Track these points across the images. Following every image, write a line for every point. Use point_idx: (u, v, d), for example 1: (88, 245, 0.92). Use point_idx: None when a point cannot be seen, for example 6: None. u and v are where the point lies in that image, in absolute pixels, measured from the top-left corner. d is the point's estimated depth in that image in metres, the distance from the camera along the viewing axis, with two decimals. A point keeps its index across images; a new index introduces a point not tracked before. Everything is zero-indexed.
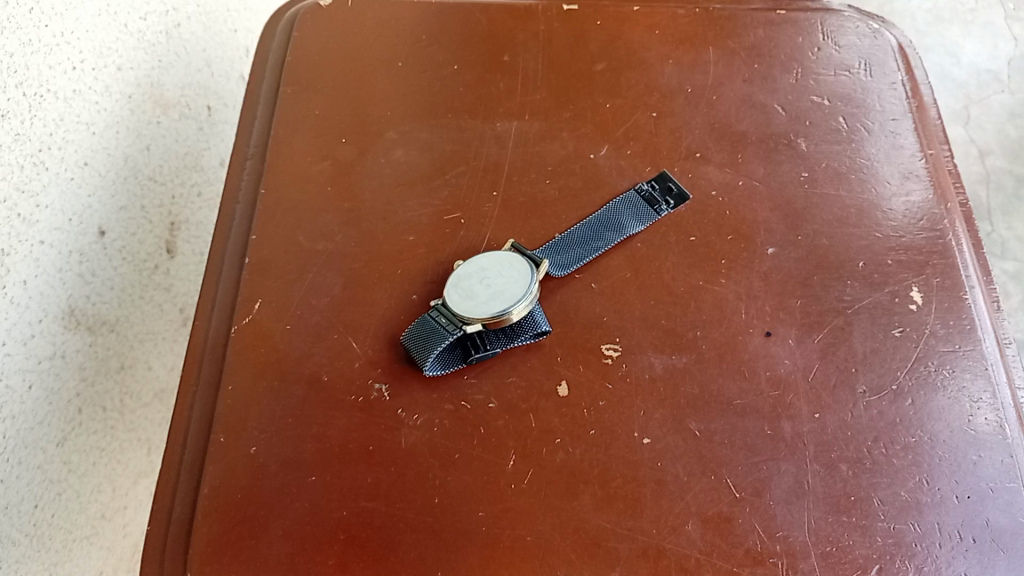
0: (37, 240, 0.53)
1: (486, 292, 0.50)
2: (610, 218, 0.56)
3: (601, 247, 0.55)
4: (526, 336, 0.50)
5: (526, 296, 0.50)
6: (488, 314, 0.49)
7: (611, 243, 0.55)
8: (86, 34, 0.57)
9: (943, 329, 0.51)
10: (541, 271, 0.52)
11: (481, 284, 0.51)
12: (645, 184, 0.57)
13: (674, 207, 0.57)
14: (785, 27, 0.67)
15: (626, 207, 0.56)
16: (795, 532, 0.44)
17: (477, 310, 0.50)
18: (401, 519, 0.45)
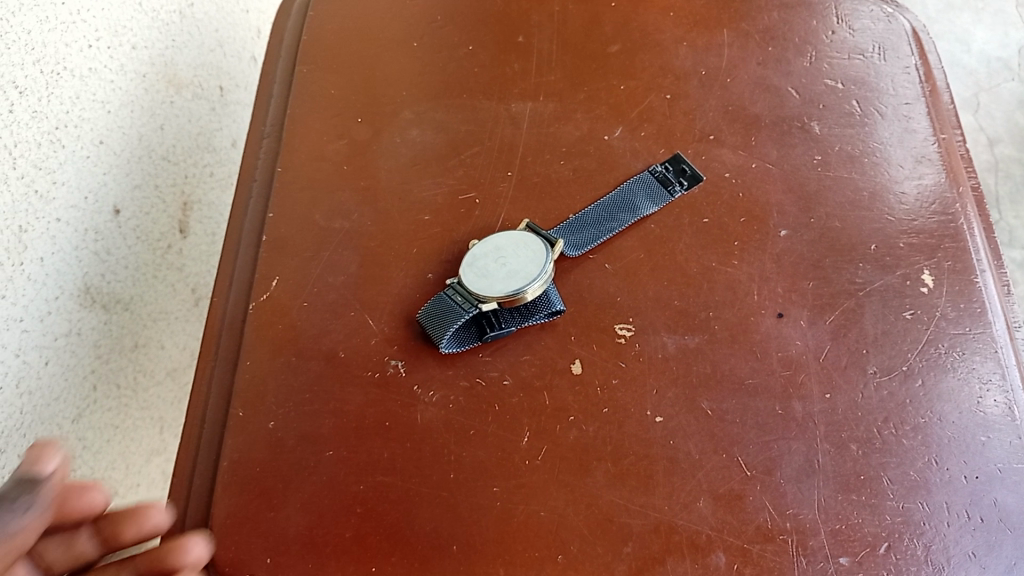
0: (53, 218, 0.54)
1: (501, 270, 0.51)
2: (624, 199, 0.56)
3: (615, 228, 0.55)
4: (539, 316, 0.51)
5: (541, 276, 0.51)
6: (503, 293, 0.50)
7: (625, 224, 0.55)
8: (101, 12, 0.57)
9: (953, 312, 0.51)
10: (556, 251, 0.53)
11: (496, 263, 0.52)
12: (659, 165, 0.58)
13: (688, 188, 0.57)
14: (799, 11, 0.67)
15: (640, 188, 0.56)
16: (805, 510, 0.45)
17: (492, 289, 0.51)
18: (417, 493, 0.46)
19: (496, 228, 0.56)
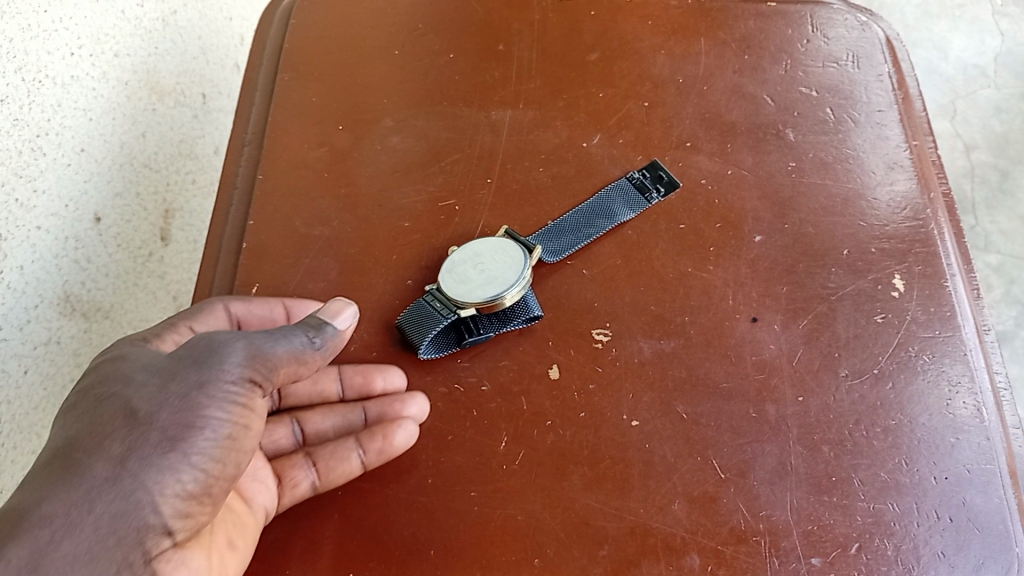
0: (34, 226, 0.54)
1: (480, 276, 0.52)
2: (601, 206, 0.57)
3: (592, 234, 0.56)
4: (518, 322, 0.51)
5: (519, 282, 0.51)
6: (480, 300, 0.51)
7: (602, 230, 0.56)
8: (83, 21, 0.58)
9: (924, 315, 0.52)
10: (534, 257, 0.53)
11: (475, 269, 0.52)
12: (637, 172, 0.59)
13: (664, 194, 0.58)
14: (775, 19, 0.68)
15: (617, 195, 0.57)
16: (777, 511, 0.46)
17: (471, 294, 0.51)
18: (395, 499, 0.47)
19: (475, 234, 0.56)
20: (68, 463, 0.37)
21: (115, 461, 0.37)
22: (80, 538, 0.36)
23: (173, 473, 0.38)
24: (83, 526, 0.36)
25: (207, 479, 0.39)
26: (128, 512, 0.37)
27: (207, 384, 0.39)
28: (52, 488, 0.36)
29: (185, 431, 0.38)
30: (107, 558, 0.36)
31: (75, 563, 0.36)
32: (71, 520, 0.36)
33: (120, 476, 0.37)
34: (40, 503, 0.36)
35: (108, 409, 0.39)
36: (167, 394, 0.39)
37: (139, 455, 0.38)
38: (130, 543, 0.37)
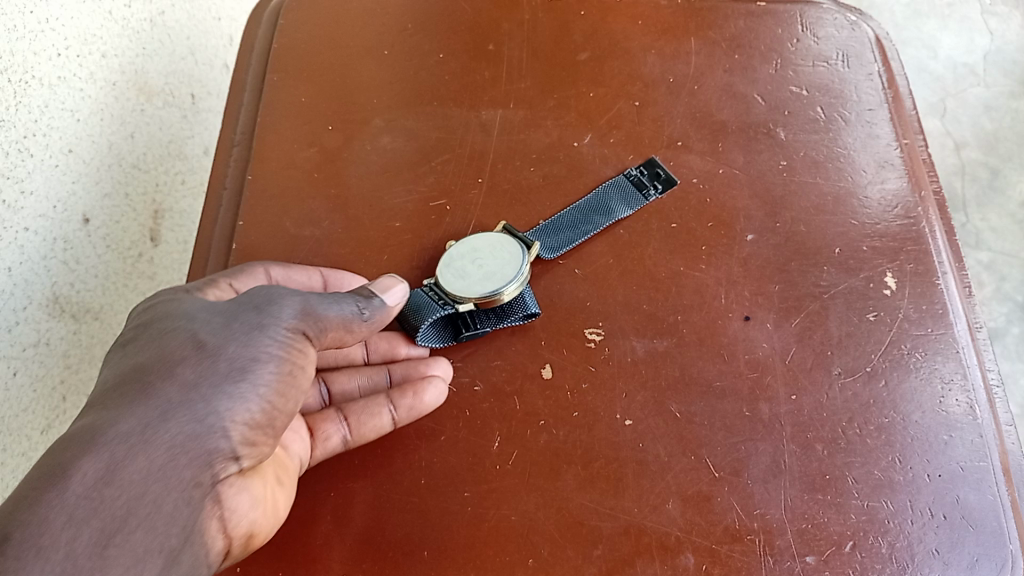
0: (22, 227, 0.53)
1: (479, 272, 0.52)
2: (599, 203, 0.57)
3: (590, 231, 0.56)
4: (515, 318, 0.51)
5: (517, 277, 0.51)
6: (480, 295, 0.51)
7: (599, 227, 0.56)
8: (70, 21, 0.57)
9: (916, 313, 0.52)
10: (533, 253, 0.53)
11: (474, 264, 0.52)
12: (634, 170, 0.59)
13: (662, 191, 0.58)
14: (765, 18, 0.68)
15: (615, 192, 0.57)
16: (772, 510, 0.46)
17: (471, 289, 0.51)
18: (388, 500, 0.46)
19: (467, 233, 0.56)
20: (140, 386, 0.39)
21: (187, 386, 0.40)
22: (155, 453, 0.37)
23: (241, 402, 0.40)
24: (157, 442, 0.38)
25: (272, 410, 0.41)
26: (200, 433, 0.39)
27: (269, 327, 0.43)
28: (125, 407, 0.38)
29: (253, 365, 0.41)
30: (179, 475, 0.38)
31: (150, 476, 0.37)
32: (145, 437, 0.37)
33: (192, 399, 0.39)
34: (118, 418, 0.37)
35: (177, 342, 0.41)
36: (232, 333, 0.42)
37: (210, 383, 0.40)
38: (200, 463, 0.39)
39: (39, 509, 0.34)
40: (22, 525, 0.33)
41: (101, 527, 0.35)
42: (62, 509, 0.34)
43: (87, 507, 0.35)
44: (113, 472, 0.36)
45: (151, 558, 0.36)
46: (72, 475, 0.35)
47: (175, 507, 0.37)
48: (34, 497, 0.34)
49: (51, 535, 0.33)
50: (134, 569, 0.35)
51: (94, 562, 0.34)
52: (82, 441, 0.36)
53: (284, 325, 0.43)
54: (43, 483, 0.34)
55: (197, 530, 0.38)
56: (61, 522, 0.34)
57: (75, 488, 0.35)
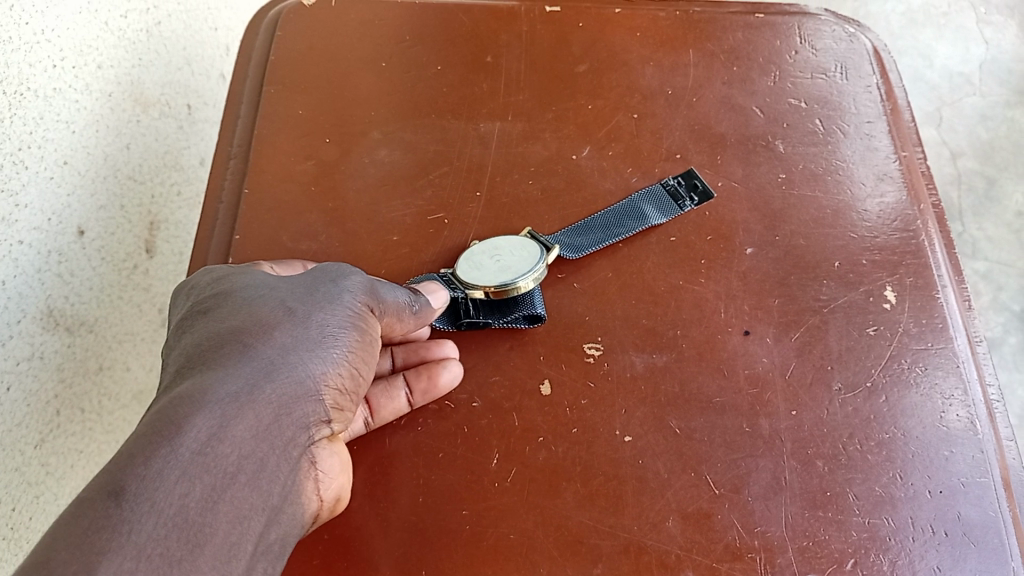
0: (17, 240, 0.53)
1: (496, 265, 0.53)
2: (632, 208, 0.57)
3: (622, 234, 0.56)
4: (517, 318, 0.52)
5: (531, 273, 0.52)
6: (495, 285, 0.52)
7: (631, 231, 0.56)
8: (66, 32, 0.57)
9: (916, 328, 0.52)
10: (551, 255, 0.54)
11: (491, 258, 0.53)
12: (672, 179, 0.58)
13: (697, 203, 0.57)
14: (763, 30, 0.68)
15: (649, 199, 0.57)
16: (772, 527, 0.45)
17: (487, 279, 0.52)
18: (386, 518, 0.46)
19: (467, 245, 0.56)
20: (237, 348, 0.39)
21: (282, 349, 0.39)
22: (260, 411, 0.37)
23: (332, 367, 0.41)
24: (262, 401, 0.37)
25: (357, 376, 0.42)
26: (297, 395, 0.39)
27: (344, 297, 0.43)
28: (226, 367, 0.37)
29: (341, 332, 0.42)
30: (282, 435, 0.37)
31: (257, 434, 0.36)
32: (251, 397, 0.37)
33: (288, 362, 0.39)
34: (222, 379, 0.37)
35: (262, 308, 0.41)
36: (315, 301, 0.42)
37: (303, 346, 0.40)
38: (299, 424, 0.38)
39: (155, 462, 0.32)
40: (136, 480, 0.32)
41: (214, 482, 0.34)
42: (177, 464, 0.33)
43: (201, 463, 0.34)
44: (224, 428, 0.35)
45: (257, 514, 0.35)
46: (185, 431, 0.34)
47: (278, 467, 0.37)
48: (148, 451, 0.33)
49: (168, 489, 0.32)
50: (241, 524, 0.34)
51: (205, 518, 0.33)
52: (188, 398, 0.35)
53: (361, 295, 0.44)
54: (154, 439, 0.33)
55: (294, 491, 0.38)
56: (177, 475, 0.33)
57: (189, 445, 0.34)
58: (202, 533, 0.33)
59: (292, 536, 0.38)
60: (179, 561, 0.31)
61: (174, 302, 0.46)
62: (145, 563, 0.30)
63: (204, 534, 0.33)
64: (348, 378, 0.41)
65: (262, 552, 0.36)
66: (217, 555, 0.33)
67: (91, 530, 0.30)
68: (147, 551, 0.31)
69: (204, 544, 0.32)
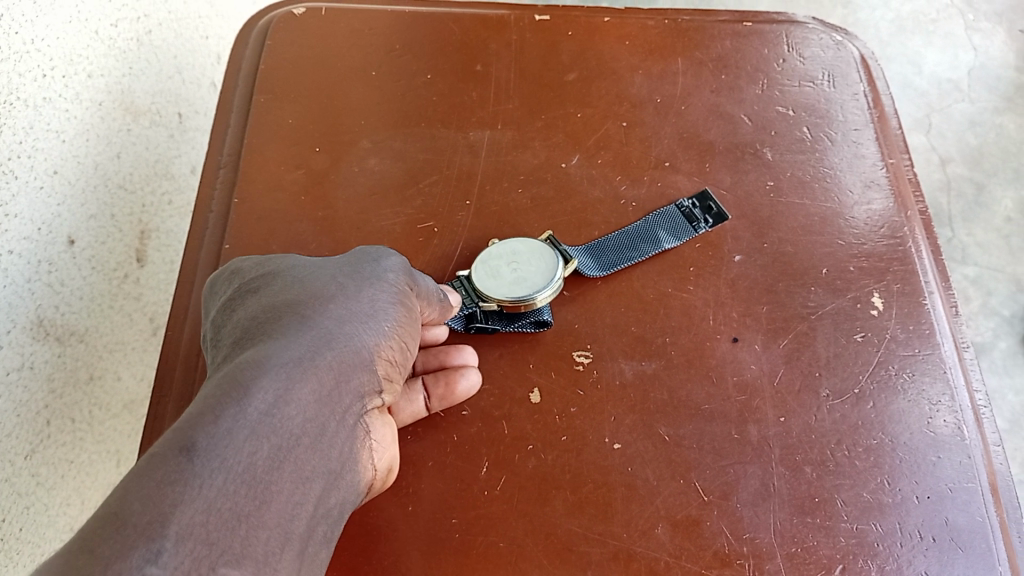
0: (6, 250, 0.53)
1: (512, 275, 0.53)
2: (645, 232, 0.56)
3: (635, 258, 0.55)
4: (526, 324, 0.52)
5: (547, 288, 0.52)
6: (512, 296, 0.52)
7: (645, 255, 0.55)
8: (56, 42, 0.57)
9: (903, 334, 0.53)
10: (568, 268, 0.54)
11: (508, 268, 0.54)
12: (687, 200, 0.58)
13: (713, 225, 0.57)
14: (751, 39, 0.68)
15: (661, 222, 0.57)
16: (761, 534, 0.45)
17: (504, 289, 0.52)
18: (376, 527, 0.46)
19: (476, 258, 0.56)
20: (295, 317, 0.37)
21: (336, 318, 0.38)
22: (324, 377, 0.35)
23: (382, 339, 0.40)
24: (324, 366, 0.36)
25: (405, 351, 0.42)
26: (352, 363, 0.37)
27: (387, 275, 0.44)
28: (287, 334, 0.36)
29: (388, 307, 0.42)
30: (341, 402, 0.36)
31: (320, 399, 0.35)
32: (313, 360, 0.35)
33: (346, 330, 0.38)
34: (284, 343, 0.35)
35: (313, 284, 0.41)
36: (362, 277, 0.42)
37: (355, 317, 0.39)
38: (355, 393, 0.38)
39: (224, 419, 0.30)
40: (206, 436, 0.30)
41: (280, 443, 0.32)
42: (246, 421, 0.31)
43: (269, 422, 0.32)
44: (290, 391, 0.33)
45: (315, 480, 0.34)
46: (252, 392, 0.32)
47: (338, 434, 0.36)
48: (216, 409, 0.31)
49: (236, 447, 0.30)
50: (303, 487, 0.33)
51: (272, 476, 0.31)
52: (252, 362, 0.34)
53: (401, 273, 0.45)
54: (221, 399, 0.31)
55: (350, 459, 0.38)
56: (246, 434, 0.31)
57: (257, 405, 0.32)
58: (267, 490, 0.31)
59: (349, 501, 0.38)
60: (246, 517, 0.29)
61: (213, 290, 0.46)
62: (216, 516, 0.28)
63: (268, 492, 0.31)
64: (397, 353, 0.41)
65: (318, 518, 0.35)
66: (280, 516, 0.31)
67: (164, 482, 0.28)
68: (216, 504, 0.28)
69: (269, 501, 0.31)
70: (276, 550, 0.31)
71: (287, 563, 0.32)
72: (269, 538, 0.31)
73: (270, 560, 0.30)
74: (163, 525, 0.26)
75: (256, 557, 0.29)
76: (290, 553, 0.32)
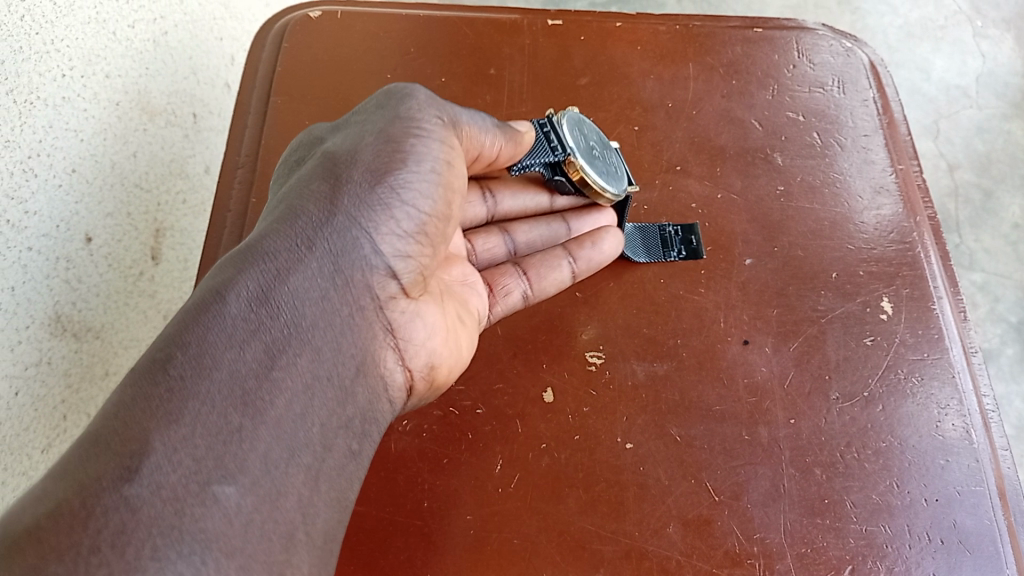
0: (25, 246, 0.54)
1: (598, 160, 0.54)
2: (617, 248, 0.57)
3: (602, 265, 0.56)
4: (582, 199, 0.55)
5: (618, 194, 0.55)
6: (588, 179, 0.53)
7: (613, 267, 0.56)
8: (74, 42, 0.58)
9: (912, 338, 0.53)
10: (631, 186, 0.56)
11: (597, 153, 0.54)
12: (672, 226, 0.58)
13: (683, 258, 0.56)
14: (762, 44, 0.68)
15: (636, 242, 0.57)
16: (772, 534, 0.46)
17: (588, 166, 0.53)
18: (391, 522, 0.47)
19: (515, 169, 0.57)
20: (291, 209, 0.40)
21: (327, 204, 0.40)
22: (309, 274, 0.38)
23: (383, 215, 0.41)
24: (305, 263, 0.39)
25: (421, 220, 0.43)
26: (345, 255, 0.40)
27: (405, 127, 0.43)
28: (279, 229, 0.39)
29: (391, 166, 0.42)
30: (341, 300, 0.39)
31: (307, 298, 0.38)
32: (291, 264, 0.38)
33: (336, 220, 0.40)
34: (264, 243, 0.38)
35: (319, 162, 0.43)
36: (367, 143, 0.43)
37: (350, 196, 0.41)
38: (361, 287, 0.40)
39: (199, 329, 0.35)
40: (182, 351, 0.34)
41: (268, 347, 0.36)
42: (220, 327, 0.35)
43: (246, 328, 0.36)
44: (270, 292, 0.37)
45: (323, 380, 0.37)
46: (227, 300, 0.36)
47: (343, 330, 0.39)
48: (197, 317, 0.35)
49: (221, 354, 0.35)
50: (308, 395, 0.36)
51: (262, 385, 0.35)
52: (235, 264, 0.38)
53: (417, 118, 0.44)
54: (201, 308, 0.36)
55: (366, 361, 0.40)
56: (224, 343, 0.35)
57: (232, 314, 0.36)
58: (259, 400, 0.34)
59: (379, 401, 0.41)
60: (238, 430, 0.33)
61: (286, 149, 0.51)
62: (201, 429, 0.32)
63: (262, 403, 0.34)
64: (408, 225, 0.42)
65: (340, 429, 0.38)
66: (278, 426, 0.35)
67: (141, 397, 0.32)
68: (202, 419, 0.32)
69: (266, 413, 0.34)
70: (284, 464, 0.34)
71: (305, 481, 0.35)
72: (268, 449, 0.34)
73: (278, 480, 0.34)
74: (144, 444, 0.31)
75: (256, 472, 0.33)
76: (308, 470, 0.35)
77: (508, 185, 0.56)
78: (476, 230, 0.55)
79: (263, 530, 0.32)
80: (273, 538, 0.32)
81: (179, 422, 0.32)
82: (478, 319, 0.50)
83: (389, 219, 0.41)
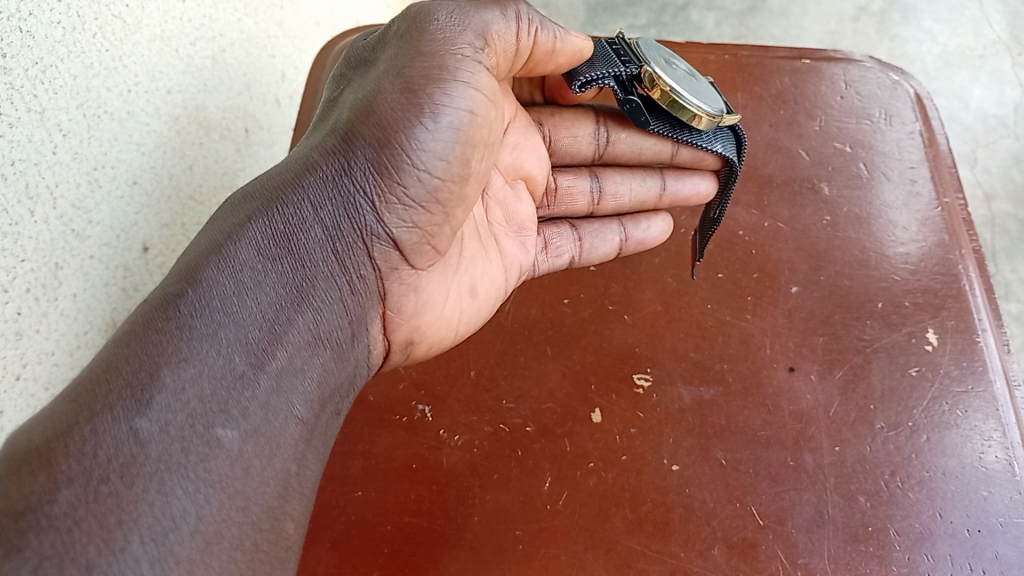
0: (87, 255, 0.52)
1: (680, 77, 0.50)
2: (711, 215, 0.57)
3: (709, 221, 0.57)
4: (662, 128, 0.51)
5: (708, 111, 0.49)
6: (662, 85, 0.49)
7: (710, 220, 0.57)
8: (139, 58, 0.59)
9: (956, 370, 0.54)
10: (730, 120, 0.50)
11: (681, 73, 0.51)
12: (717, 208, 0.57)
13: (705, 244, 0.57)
14: (809, 75, 0.70)
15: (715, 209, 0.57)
16: (816, 559, 0.47)
17: (668, 78, 0.49)
18: (443, 535, 0.48)
19: (565, 93, 0.52)
20: (309, 164, 0.39)
21: (341, 162, 0.39)
22: (316, 237, 0.38)
23: (393, 181, 0.40)
24: (314, 223, 0.38)
25: (431, 193, 0.41)
26: (350, 221, 0.40)
27: (436, 80, 0.40)
28: (295, 187, 0.39)
29: (411, 128, 0.40)
30: (343, 269, 0.40)
31: (310, 263, 0.38)
32: (299, 225, 0.38)
33: (348, 185, 0.40)
34: (276, 201, 0.38)
35: (339, 112, 0.42)
36: (392, 92, 0.40)
37: (364, 157, 0.40)
38: (363, 259, 0.41)
39: (211, 267, 0.35)
40: (194, 287, 0.34)
41: (275, 304, 0.36)
42: (231, 272, 0.35)
43: (254, 277, 0.36)
44: (279, 245, 0.37)
45: (322, 341, 0.37)
46: (237, 249, 0.36)
47: (344, 299, 0.40)
48: (206, 256, 0.35)
49: (229, 301, 0.34)
50: (309, 354, 0.36)
51: (267, 340, 0.35)
52: (247, 211, 0.37)
53: (441, 74, 0.40)
54: (212, 251, 0.35)
55: (360, 329, 0.41)
56: (232, 288, 0.35)
57: (242, 263, 0.35)
58: (264, 351, 0.35)
59: (364, 367, 0.42)
60: (241, 376, 0.33)
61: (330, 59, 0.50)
62: (208, 371, 0.32)
63: (268, 356, 0.35)
64: (416, 198, 0.41)
65: (334, 394, 0.38)
66: (278, 381, 0.35)
67: (149, 326, 0.32)
68: (208, 363, 0.32)
69: (268, 364, 0.34)
70: (281, 414, 0.34)
71: (299, 434, 0.35)
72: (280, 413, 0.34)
73: (277, 429, 0.34)
74: (155, 378, 0.31)
75: (256, 424, 0.33)
76: (302, 425, 0.35)
77: (626, 125, 0.53)
78: (565, 166, 0.54)
79: (262, 475, 0.33)
80: (269, 482, 0.33)
81: (188, 361, 0.32)
82: (495, 295, 0.51)
83: (397, 188, 0.40)
